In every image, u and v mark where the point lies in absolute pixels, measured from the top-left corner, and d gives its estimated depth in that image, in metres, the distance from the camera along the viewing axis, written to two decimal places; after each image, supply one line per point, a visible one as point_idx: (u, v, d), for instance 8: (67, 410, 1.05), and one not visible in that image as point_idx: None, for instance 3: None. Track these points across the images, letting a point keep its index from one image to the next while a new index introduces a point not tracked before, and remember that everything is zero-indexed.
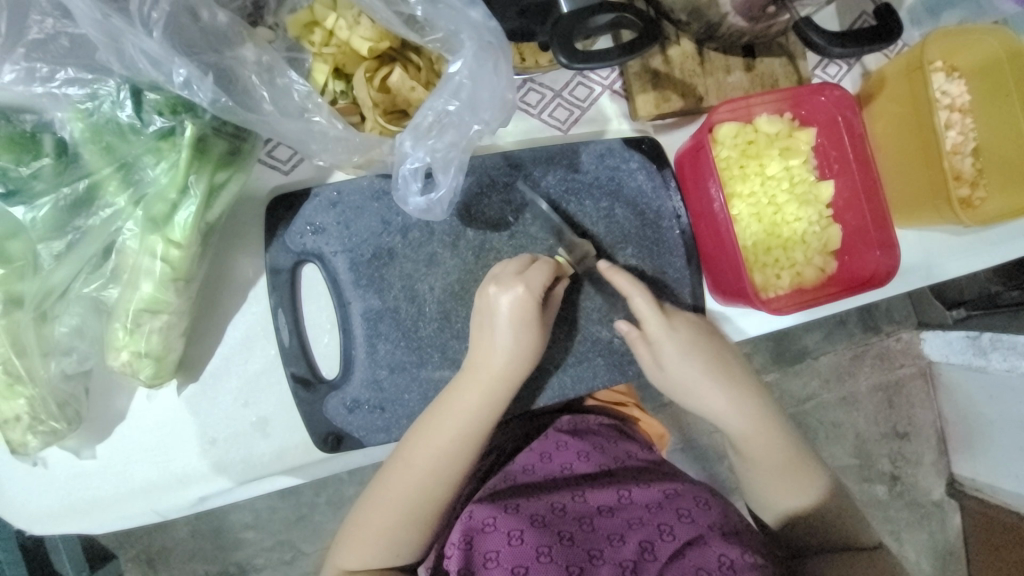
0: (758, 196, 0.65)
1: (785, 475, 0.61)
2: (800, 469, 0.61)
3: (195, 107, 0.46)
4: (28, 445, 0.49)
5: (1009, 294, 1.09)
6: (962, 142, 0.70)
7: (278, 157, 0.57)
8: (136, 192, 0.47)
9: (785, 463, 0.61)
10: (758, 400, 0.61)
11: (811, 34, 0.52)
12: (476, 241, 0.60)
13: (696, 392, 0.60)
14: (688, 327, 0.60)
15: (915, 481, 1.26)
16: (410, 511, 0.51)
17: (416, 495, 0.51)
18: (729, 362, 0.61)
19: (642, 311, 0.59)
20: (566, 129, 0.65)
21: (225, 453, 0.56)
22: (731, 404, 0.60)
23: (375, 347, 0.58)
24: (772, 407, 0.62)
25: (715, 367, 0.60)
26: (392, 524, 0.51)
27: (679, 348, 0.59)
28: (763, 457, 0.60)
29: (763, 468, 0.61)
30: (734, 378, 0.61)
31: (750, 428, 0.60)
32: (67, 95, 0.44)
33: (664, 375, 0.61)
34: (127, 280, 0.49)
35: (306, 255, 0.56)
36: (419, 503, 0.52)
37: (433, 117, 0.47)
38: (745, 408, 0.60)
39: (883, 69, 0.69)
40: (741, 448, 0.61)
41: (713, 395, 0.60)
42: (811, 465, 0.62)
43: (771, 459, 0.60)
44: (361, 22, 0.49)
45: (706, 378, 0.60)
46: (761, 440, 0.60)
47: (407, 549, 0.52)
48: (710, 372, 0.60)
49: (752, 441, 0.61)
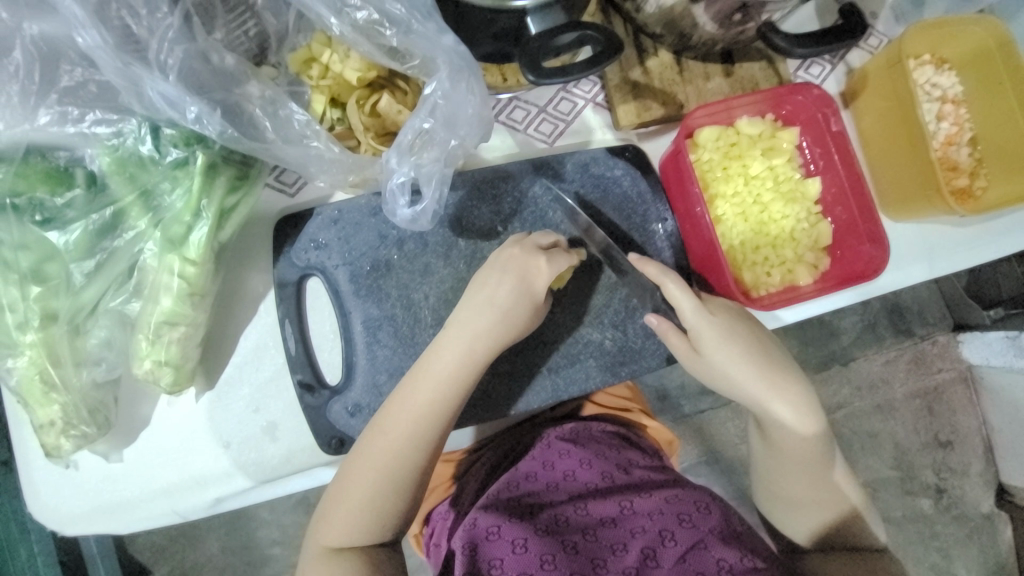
0: (743, 196, 0.66)
1: (808, 475, 0.60)
2: (826, 463, 0.60)
3: (206, 138, 0.51)
4: (61, 448, 0.54)
5: None
6: (957, 133, 0.70)
7: (285, 181, 0.62)
8: (155, 216, 0.53)
9: (813, 462, 0.60)
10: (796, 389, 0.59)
11: (775, 38, 0.55)
12: (467, 250, 0.63)
13: (732, 379, 0.59)
14: (728, 315, 0.60)
15: (961, 494, 1.19)
16: (386, 474, 0.53)
17: (393, 456, 0.53)
18: (769, 349, 0.60)
19: (676, 297, 0.58)
20: (552, 142, 0.68)
21: (239, 456, 0.60)
22: (770, 394, 0.59)
23: (374, 353, 0.61)
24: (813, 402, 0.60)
25: (752, 351, 0.59)
26: (367, 490, 0.53)
27: (719, 335, 0.59)
28: (789, 450, 0.60)
29: (786, 465, 0.61)
30: (773, 364, 0.59)
31: (791, 422, 0.59)
32: (96, 133, 0.50)
33: (703, 360, 0.60)
34: (149, 295, 0.54)
35: (310, 270, 0.61)
36: (395, 466, 0.53)
37: (413, 135, 0.52)
38: (788, 398, 0.59)
39: (865, 67, 0.70)
40: (771, 436, 0.60)
41: (751, 382, 0.59)
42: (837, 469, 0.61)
43: (800, 455, 0.60)
44: (351, 55, 0.53)
45: (743, 364, 0.59)
46: (793, 433, 0.59)
47: (384, 518, 0.54)
48: (746, 357, 0.59)
49: (787, 434, 0.59)
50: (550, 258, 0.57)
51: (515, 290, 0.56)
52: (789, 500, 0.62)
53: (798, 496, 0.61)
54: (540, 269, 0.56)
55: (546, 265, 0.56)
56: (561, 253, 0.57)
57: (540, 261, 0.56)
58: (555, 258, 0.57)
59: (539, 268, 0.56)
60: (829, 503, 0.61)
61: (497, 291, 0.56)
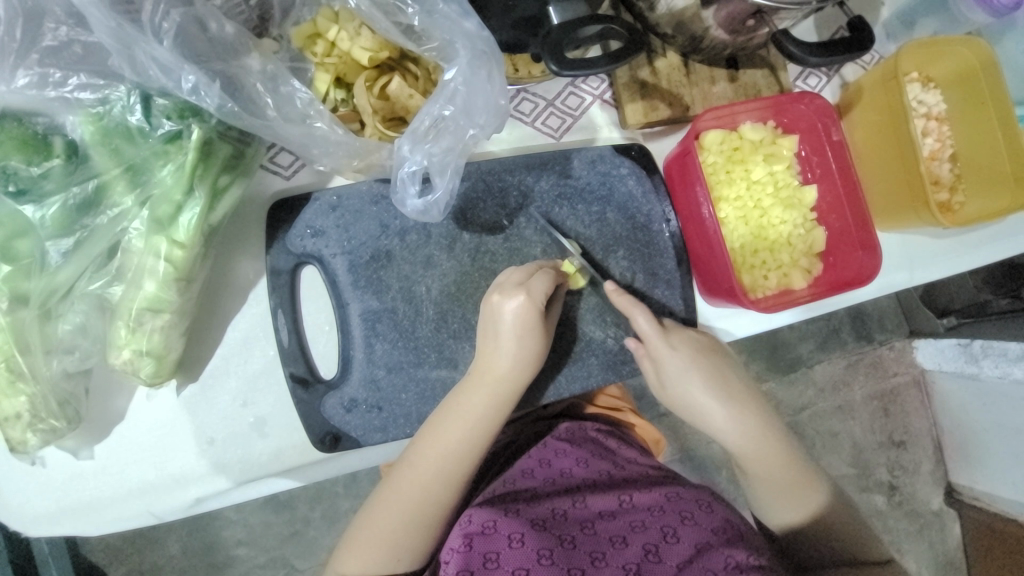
0: (744, 199, 0.67)
1: (792, 490, 0.61)
2: (803, 479, 0.62)
3: (202, 112, 0.48)
4: (27, 443, 0.49)
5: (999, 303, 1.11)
6: (939, 149, 0.74)
7: (280, 163, 0.59)
8: (143, 193, 0.49)
9: (792, 477, 0.61)
10: (751, 412, 0.61)
11: (789, 45, 0.56)
12: (472, 243, 0.62)
13: (698, 409, 0.61)
14: (690, 344, 0.61)
15: (913, 491, 1.27)
16: (414, 515, 0.54)
17: (421, 498, 0.55)
18: (731, 377, 0.62)
19: (644, 329, 0.60)
20: (559, 137, 0.67)
21: (223, 454, 0.56)
22: (733, 422, 0.61)
23: (373, 347, 0.59)
24: (774, 425, 0.62)
25: (716, 382, 0.61)
26: (395, 527, 0.54)
27: (683, 364, 0.60)
28: (763, 473, 0.61)
29: (771, 486, 0.61)
30: (732, 393, 0.61)
31: (754, 443, 0.61)
32: (79, 99, 0.46)
33: (667, 391, 0.62)
34: (131, 279, 0.50)
35: (306, 257, 0.58)
36: (424, 503, 0.55)
37: (430, 122, 0.50)
38: (745, 423, 0.61)
39: (860, 80, 0.72)
40: (745, 463, 0.61)
41: (713, 410, 0.61)
42: (818, 480, 0.62)
43: (776, 477, 0.61)
44: (361, 32, 0.51)
45: (709, 395, 0.61)
46: (758, 454, 0.61)
47: (409, 552, 0.55)
48: (706, 387, 0.61)
49: (757, 458, 0.61)
50: (529, 292, 0.55)
51: (508, 328, 0.55)
52: (782, 520, 0.62)
53: (787, 515, 0.62)
54: (529, 305, 0.55)
55: (528, 302, 0.55)
56: (538, 283, 0.56)
57: (521, 298, 0.55)
58: (535, 290, 0.55)
59: (520, 309, 0.55)
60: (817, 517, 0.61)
61: (501, 310, 0.55)
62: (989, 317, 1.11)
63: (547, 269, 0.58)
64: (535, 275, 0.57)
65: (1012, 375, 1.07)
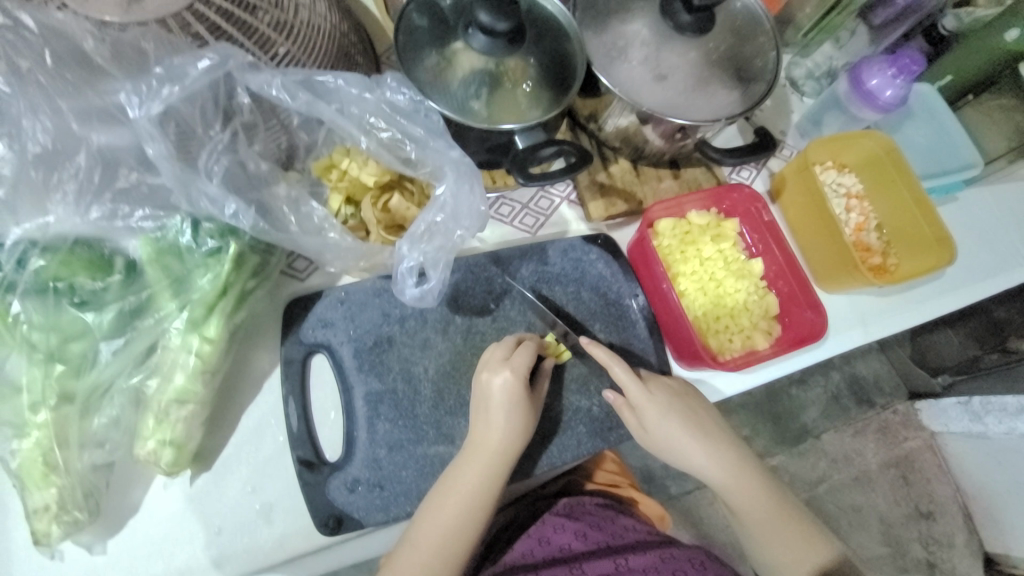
0: (700, 274, 0.77)
1: (782, 525, 0.64)
2: (793, 517, 0.65)
3: (239, 231, 0.58)
4: (50, 535, 0.52)
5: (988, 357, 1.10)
6: (864, 222, 0.86)
7: (297, 268, 0.68)
8: (182, 299, 0.57)
9: (782, 514, 0.64)
10: (729, 450, 0.67)
11: (709, 150, 0.70)
12: (464, 325, 0.70)
13: (679, 451, 0.66)
14: (666, 390, 0.66)
15: (954, 567, 1.21)
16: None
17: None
18: (708, 420, 0.67)
19: (622, 379, 0.66)
20: (535, 232, 0.79)
21: (230, 543, 0.58)
22: (712, 459, 0.66)
23: (375, 428, 0.63)
24: (749, 458, 0.67)
25: (692, 424, 0.66)
26: None
27: (662, 410, 0.65)
28: (751, 509, 0.64)
29: (761, 523, 0.64)
30: (711, 434, 0.66)
31: (736, 479, 0.65)
32: (141, 227, 0.57)
33: (651, 436, 0.66)
34: (163, 373, 0.57)
35: (316, 346, 0.65)
36: None
37: (425, 226, 0.61)
38: (725, 459, 0.66)
39: (782, 171, 0.86)
40: (731, 501, 0.65)
41: (694, 451, 0.66)
42: (803, 515, 0.66)
43: (765, 513, 0.64)
44: (369, 163, 0.64)
45: (689, 437, 0.65)
46: (742, 489, 0.65)
47: None
48: (687, 431, 0.65)
49: (742, 494, 0.65)
50: (513, 367, 0.62)
51: (497, 400, 0.61)
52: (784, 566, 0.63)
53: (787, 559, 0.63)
54: (512, 378, 0.61)
55: (513, 375, 0.61)
56: (520, 358, 0.63)
57: (506, 372, 0.62)
58: (518, 365, 0.62)
59: (507, 380, 0.61)
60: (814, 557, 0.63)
61: (490, 385, 0.62)
62: (982, 373, 1.12)
63: (527, 342, 0.66)
64: (518, 349, 0.64)
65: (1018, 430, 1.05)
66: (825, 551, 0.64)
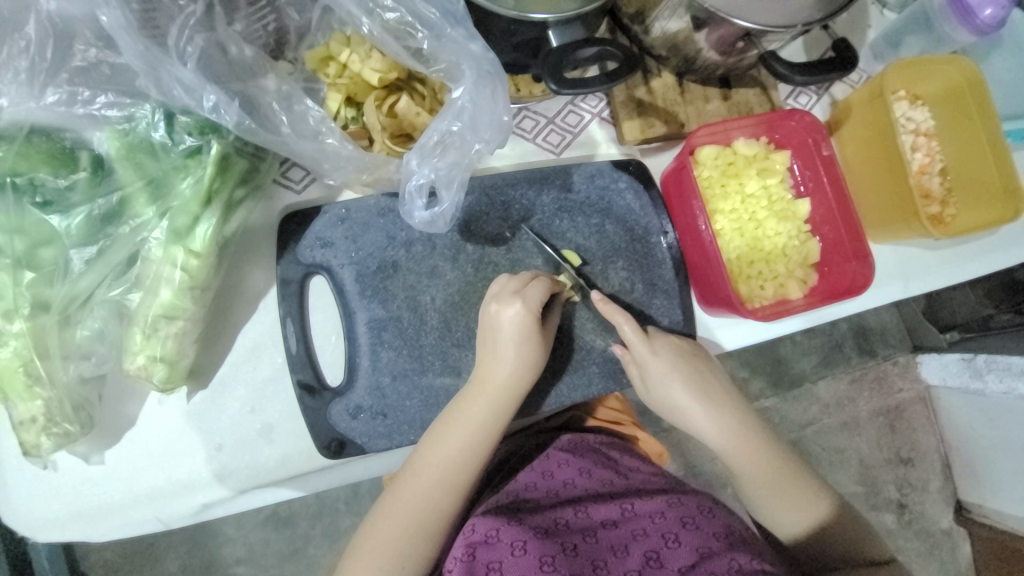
0: (739, 212, 0.70)
1: (782, 489, 0.61)
2: (797, 481, 0.61)
3: (221, 128, 0.50)
4: (40, 446, 0.51)
5: (1002, 316, 1.09)
6: (929, 163, 0.75)
7: (292, 178, 0.61)
8: (162, 205, 0.51)
9: (784, 478, 0.61)
10: (734, 412, 0.63)
11: (776, 65, 0.59)
12: (475, 254, 0.64)
13: (681, 409, 0.63)
14: (672, 348, 0.63)
15: (923, 510, 1.25)
16: (417, 524, 0.54)
17: (426, 504, 0.55)
18: (713, 380, 0.63)
19: (630, 337, 0.62)
20: (559, 153, 0.70)
21: (230, 461, 0.57)
22: (713, 422, 0.62)
23: (378, 355, 0.60)
24: (755, 421, 0.63)
25: (697, 384, 0.62)
26: (399, 536, 0.54)
27: (664, 368, 0.62)
28: (751, 473, 0.61)
29: (769, 489, 0.61)
30: (714, 394, 0.63)
31: (737, 442, 0.61)
32: (107, 116, 0.49)
33: (652, 395, 0.63)
34: (147, 287, 0.52)
35: (315, 267, 0.60)
36: (429, 511, 0.55)
37: (438, 137, 0.53)
38: (727, 423, 0.62)
39: (848, 98, 0.75)
40: (731, 464, 0.62)
41: (696, 412, 0.62)
42: (808, 478, 0.62)
43: (765, 478, 0.61)
44: (372, 55, 0.54)
45: (692, 397, 0.62)
46: (744, 453, 0.61)
47: (414, 563, 0.54)
48: (690, 390, 0.62)
49: (742, 458, 0.61)
50: (526, 301, 0.57)
51: (507, 334, 0.57)
52: (781, 526, 0.61)
53: (785, 520, 0.61)
54: (524, 313, 0.56)
55: (525, 310, 0.56)
56: (533, 292, 0.58)
57: (518, 306, 0.57)
58: (531, 298, 0.57)
59: (517, 315, 0.56)
60: (813, 519, 0.60)
61: (499, 318, 0.57)
62: (994, 332, 1.09)
63: (543, 277, 0.60)
64: (532, 283, 0.59)
65: (1016, 390, 1.04)
66: (828, 515, 0.61)
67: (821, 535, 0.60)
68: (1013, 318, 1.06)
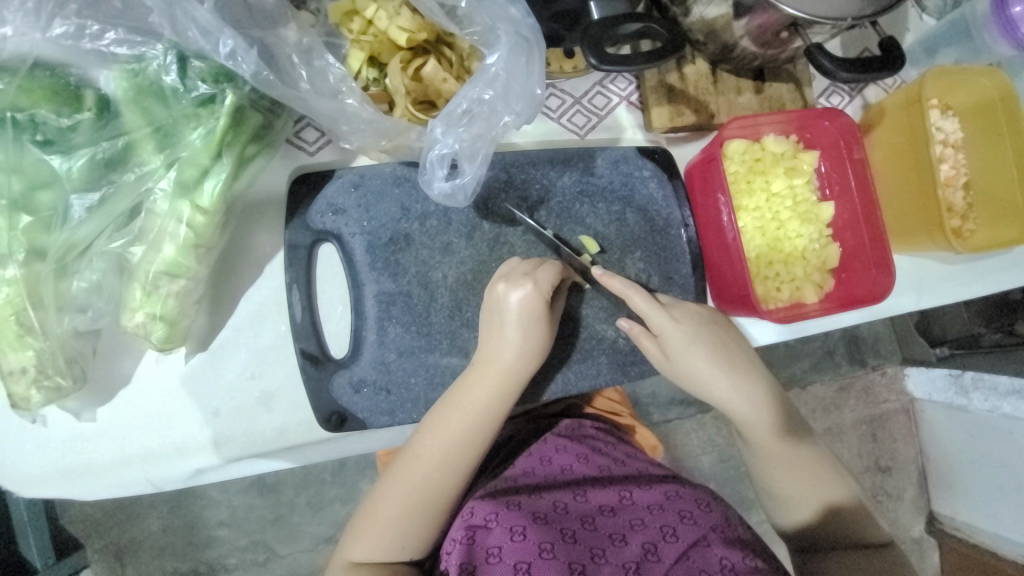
0: (763, 211, 0.68)
1: (793, 460, 0.60)
2: (807, 455, 0.61)
3: (237, 78, 0.47)
4: (29, 400, 0.50)
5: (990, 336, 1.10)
6: (954, 176, 0.73)
7: (305, 138, 0.58)
8: (170, 155, 0.48)
9: (796, 451, 0.61)
10: (756, 383, 0.61)
11: (822, 59, 0.56)
12: (491, 233, 0.61)
13: (698, 380, 0.61)
14: (693, 320, 0.61)
15: (895, 517, 1.26)
16: (417, 505, 0.54)
17: (425, 486, 0.54)
18: (735, 352, 0.61)
19: (643, 309, 0.60)
20: (583, 135, 0.67)
21: (227, 426, 0.55)
22: (735, 392, 0.60)
23: (385, 330, 0.58)
24: (774, 393, 0.62)
25: (719, 354, 0.60)
26: (398, 517, 0.53)
27: (687, 339, 0.59)
28: (765, 441, 0.61)
29: (772, 456, 0.61)
30: (736, 365, 0.61)
31: (752, 411, 0.60)
32: (115, 54, 0.46)
33: (672, 365, 0.61)
34: (151, 242, 0.50)
35: (325, 234, 0.57)
36: (429, 493, 0.54)
37: (466, 105, 0.50)
38: (749, 394, 0.60)
39: (883, 102, 0.72)
40: (744, 430, 0.61)
41: (717, 381, 0.60)
42: (818, 454, 0.61)
43: (778, 448, 0.60)
44: (400, 13, 0.51)
45: (713, 368, 0.60)
46: (761, 422, 0.60)
47: (414, 542, 0.54)
48: (711, 359, 0.60)
49: (758, 428, 0.60)
50: (534, 282, 0.55)
51: (513, 317, 0.55)
52: (788, 497, 0.61)
53: (793, 492, 0.60)
54: (533, 294, 0.55)
55: (532, 291, 0.55)
56: (542, 273, 0.56)
57: (528, 287, 0.55)
58: (542, 281, 0.56)
59: (526, 296, 0.55)
60: (823, 495, 0.60)
61: (505, 300, 0.55)
62: (981, 350, 1.09)
63: (553, 262, 0.59)
64: (541, 268, 0.57)
65: (1000, 409, 1.03)
66: (835, 491, 0.60)
67: (828, 510, 0.60)
68: (1000, 339, 1.07)
